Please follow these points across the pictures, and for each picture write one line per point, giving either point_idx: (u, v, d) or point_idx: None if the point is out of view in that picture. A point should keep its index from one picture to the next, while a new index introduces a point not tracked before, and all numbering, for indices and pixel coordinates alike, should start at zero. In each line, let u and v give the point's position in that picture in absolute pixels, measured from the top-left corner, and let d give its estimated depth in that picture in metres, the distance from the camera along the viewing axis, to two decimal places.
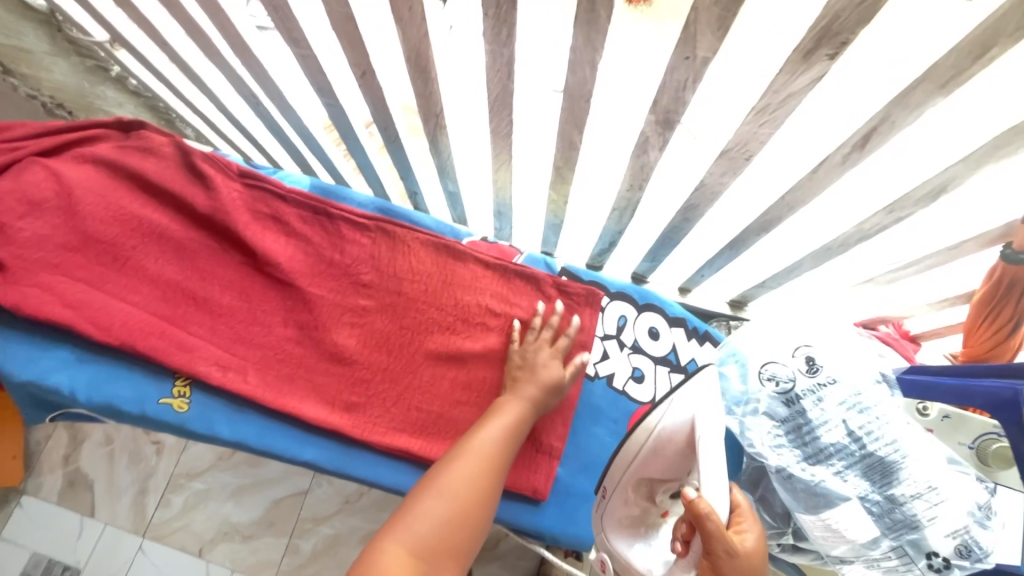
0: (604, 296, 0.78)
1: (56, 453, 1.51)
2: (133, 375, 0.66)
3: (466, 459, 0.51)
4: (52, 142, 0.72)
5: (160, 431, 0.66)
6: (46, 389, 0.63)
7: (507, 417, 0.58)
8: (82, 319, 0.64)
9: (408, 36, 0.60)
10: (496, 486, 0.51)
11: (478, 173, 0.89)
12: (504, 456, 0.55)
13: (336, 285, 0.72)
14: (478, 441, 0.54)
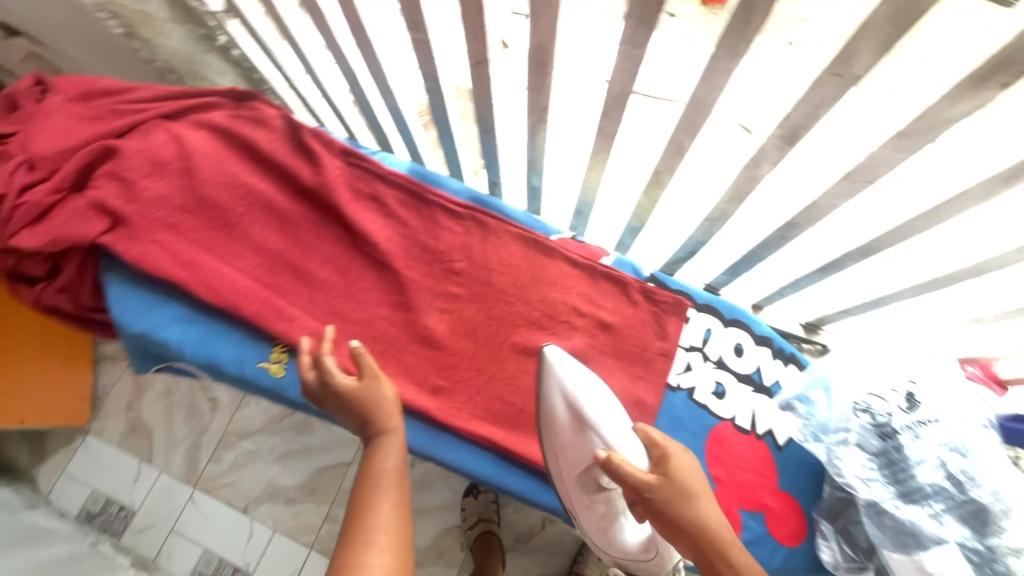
0: (690, 307, 0.77)
1: (120, 399, 1.60)
2: (234, 336, 0.68)
3: (365, 557, 0.46)
4: (172, 107, 0.75)
5: (254, 393, 0.69)
6: (156, 342, 0.66)
7: (379, 472, 0.53)
8: (194, 280, 0.67)
9: (537, 30, 0.60)
10: (398, 563, 0.47)
11: (568, 171, 0.88)
12: (395, 517, 0.50)
13: (429, 270, 0.74)
14: (360, 525, 0.48)
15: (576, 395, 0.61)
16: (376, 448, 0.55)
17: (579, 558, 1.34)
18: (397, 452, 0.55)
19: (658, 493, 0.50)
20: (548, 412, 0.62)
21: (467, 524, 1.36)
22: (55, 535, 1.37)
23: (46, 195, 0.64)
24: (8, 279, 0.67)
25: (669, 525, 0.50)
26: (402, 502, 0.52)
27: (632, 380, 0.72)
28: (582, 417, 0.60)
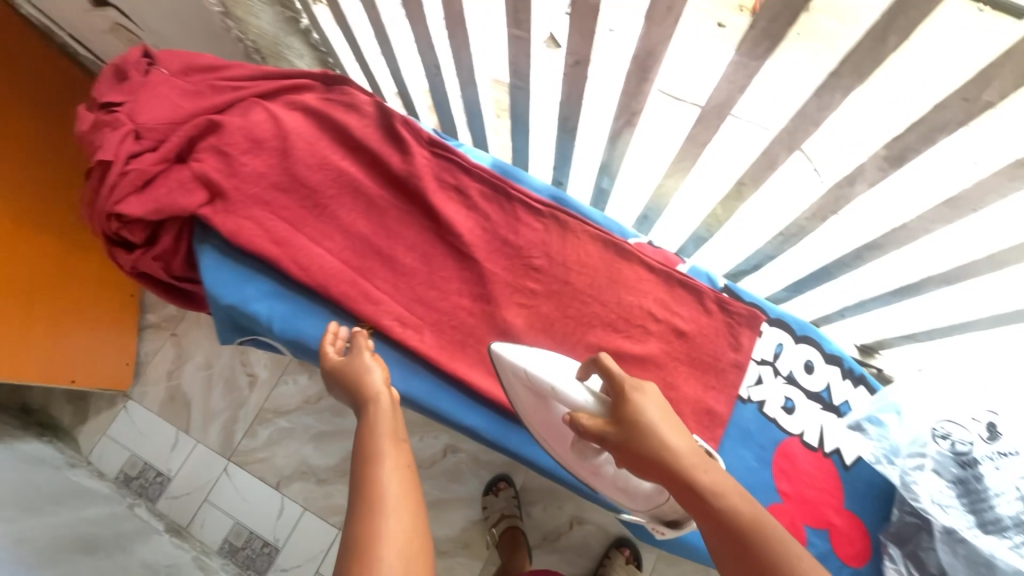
0: (764, 321, 0.77)
1: (161, 367, 1.63)
2: (320, 316, 0.70)
3: (377, 525, 0.48)
4: (269, 87, 0.76)
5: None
6: (245, 315, 0.68)
7: (373, 438, 0.55)
8: (286, 257, 0.69)
9: (648, 35, 0.60)
10: (412, 519, 0.49)
11: (643, 176, 0.88)
12: (398, 477, 0.52)
13: (509, 264, 0.74)
14: (366, 495, 0.50)
15: (528, 371, 0.65)
16: (366, 417, 0.57)
17: (605, 561, 1.34)
18: (388, 415, 0.58)
19: (614, 434, 0.53)
20: (515, 391, 0.67)
21: (490, 521, 1.37)
22: (95, 495, 1.41)
23: (152, 165, 0.67)
24: (108, 244, 0.69)
25: (637, 459, 0.51)
26: (402, 460, 0.54)
27: (704, 389, 0.73)
28: (540, 391, 0.64)
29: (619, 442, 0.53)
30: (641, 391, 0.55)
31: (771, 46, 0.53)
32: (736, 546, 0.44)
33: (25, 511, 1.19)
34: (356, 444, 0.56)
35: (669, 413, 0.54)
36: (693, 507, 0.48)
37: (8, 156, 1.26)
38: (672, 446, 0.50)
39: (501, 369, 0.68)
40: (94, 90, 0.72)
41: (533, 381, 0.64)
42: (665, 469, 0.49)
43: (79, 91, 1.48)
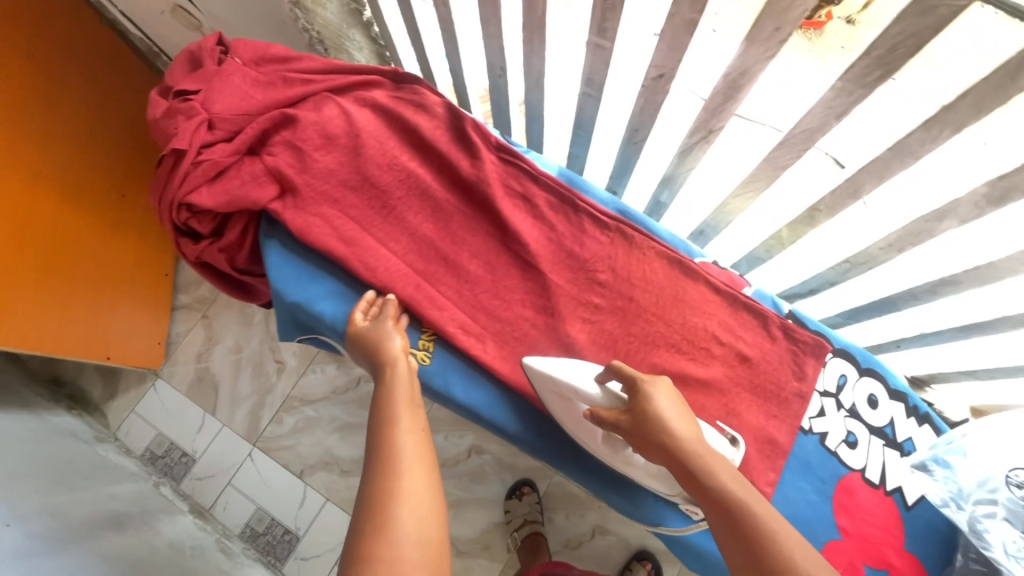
0: (830, 351, 0.75)
1: (191, 348, 1.65)
2: None
3: (392, 482, 0.53)
4: (340, 81, 0.75)
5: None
6: (309, 314, 0.68)
7: (390, 405, 0.60)
8: (354, 258, 0.68)
9: (745, 55, 0.59)
10: (423, 479, 0.55)
11: (708, 192, 0.86)
12: (412, 440, 0.57)
13: (574, 277, 0.73)
14: (383, 454, 0.56)
15: (554, 375, 0.64)
16: (384, 384, 0.62)
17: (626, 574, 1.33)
18: (405, 382, 0.62)
19: (625, 422, 0.60)
20: (548, 399, 0.67)
21: (512, 526, 1.36)
22: (123, 472, 1.42)
23: (225, 156, 0.66)
24: (176, 233, 0.69)
25: (647, 444, 0.58)
26: (415, 423, 0.59)
27: (765, 417, 0.71)
28: (568, 394, 0.64)
29: (632, 431, 0.59)
30: (653, 386, 0.60)
31: (883, 74, 0.52)
32: (727, 519, 0.51)
33: (58, 484, 1.21)
34: (375, 409, 0.61)
35: (676, 407, 0.59)
36: (692, 486, 0.55)
37: (60, 131, 1.27)
38: (677, 437, 0.56)
39: (531, 376, 0.67)
40: (168, 78, 0.71)
41: (561, 386, 0.64)
42: (671, 455, 0.56)
43: (128, 70, 1.48)
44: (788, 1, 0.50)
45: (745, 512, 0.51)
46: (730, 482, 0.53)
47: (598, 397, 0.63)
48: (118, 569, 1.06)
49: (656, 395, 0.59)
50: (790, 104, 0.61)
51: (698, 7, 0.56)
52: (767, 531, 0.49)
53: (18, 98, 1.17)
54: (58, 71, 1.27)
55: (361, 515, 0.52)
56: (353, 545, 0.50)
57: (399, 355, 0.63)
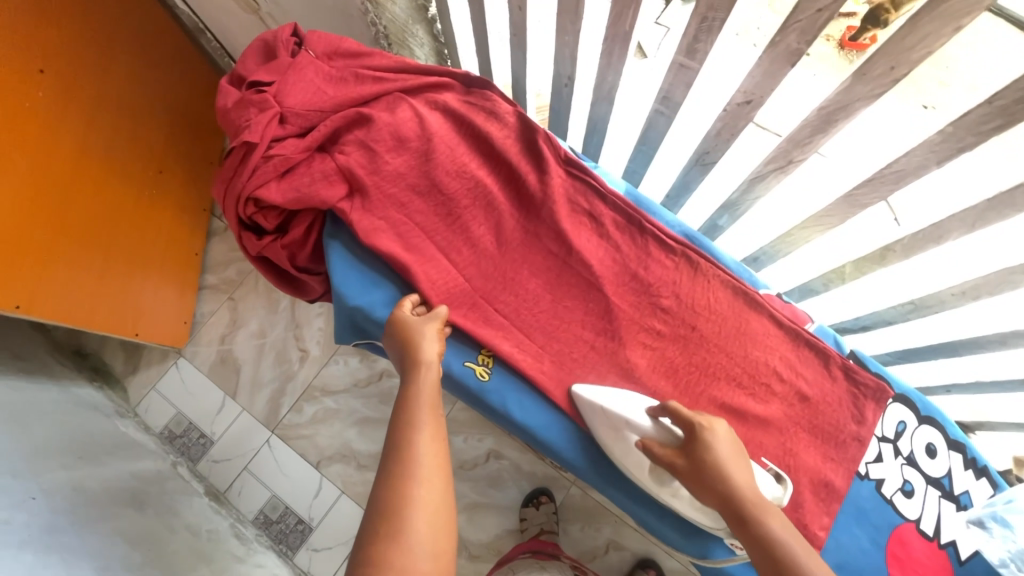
0: (891, 396, 0.73)
1: (216, 328, 1.64)
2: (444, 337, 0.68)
3: (409, 491, 0.52)
4: (411, 82, 0.73)
5: (451, 390, 0.69)
6: (369, 320, 0.67)
7: (414, 406, 0.58)
8: (418, 266, 0.67)
9: (848, 90, 0.58)
10: (439, 491, 0.53)
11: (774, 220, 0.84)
12: (431, 447, 0.56)
13: (636, 301, 0.72)
14: (401, 457, 0.54)
15: (606, 407, 0.64)
16: (410, 384, 0.60)
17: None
18: (432, 386, 0.60)
19: (682, 465, 0.59)
20: (595, 425, 0.66)
21: (527, 534, 1.33)
22: (142, 449, 1.42)
23: (296, 153, 0.65)
24: (239, 227, 0.67)
25: (703, 488, 0.58)
26: (437, 429, 0.58)
27: (822, 459, 0.70)
28: (619, 426, 0.64)
29: (687, 473, 0.59)
30: (714, 428, 0.59)
31: (1002, 125, 0.51)
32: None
33: (82, 458, 1.20)
34: (398, 407, 0.59)
35: (734, 452, 0.59)
36: (745, 537, 0.55)
37: (107, 99, 1.28)
38: (736, 486, 0.56)
39: (580, 406, 0.67)
40: (241, 67, 0.70)
41: (612, 417, 0.64)
42: (728, 502, 0.56)
43: (174, 46, 1.48)
44: (911, 42, 0.49)
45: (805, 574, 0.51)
46: (789, 539, 0.53)
47: (650, 430, 0.63)
48: (140, 550, 1.06)
49: (716, 438, 0.58)
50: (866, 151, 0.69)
51: (807, 38, 0.55)
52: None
53: (70, 66, 1.18)
54: (108, 41, 1.27)
55: (374, 516, 0.51)
56: (364, 546, 0.50)
57: (432, 358, 0.60)
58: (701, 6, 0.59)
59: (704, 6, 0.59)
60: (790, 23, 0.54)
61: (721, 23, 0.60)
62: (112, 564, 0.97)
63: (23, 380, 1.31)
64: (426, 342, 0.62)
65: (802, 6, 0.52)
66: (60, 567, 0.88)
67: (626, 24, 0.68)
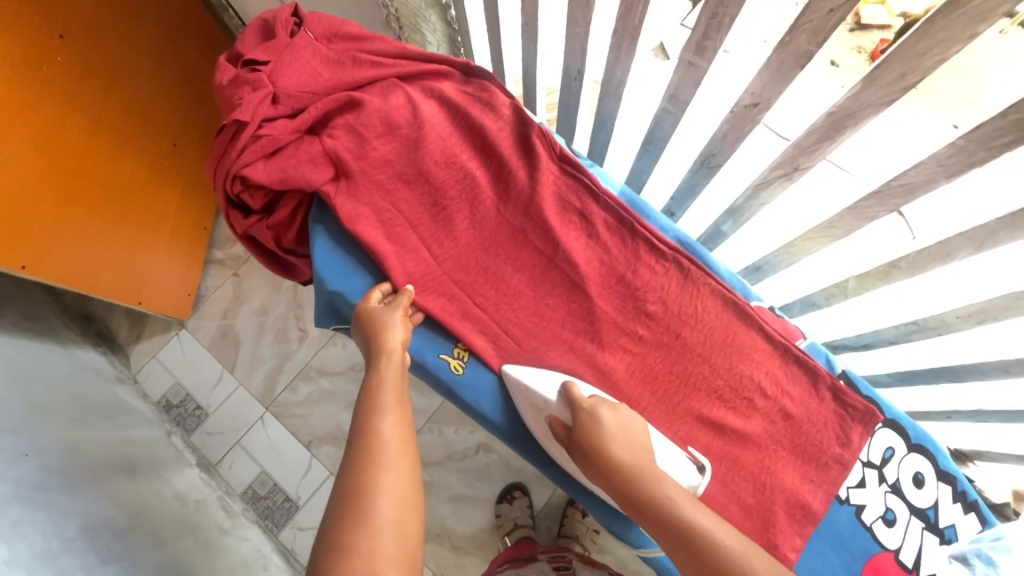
0: (880, 421, 0.70)
1: (219, 303, 1.67)
2: (423, 328, 0.69)
3: (374, 476, 0.52)
4: (408, 68, 0.72)
5: (424, 380, 0.70)
6: (349, 307, 0.67)
7: (378, 395, 0.59)
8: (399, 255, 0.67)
9: (858, 96, 0.54)
10: (403, 475, 0.53)
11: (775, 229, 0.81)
12: (395, 433, 0.56)
13: (620, 304, 0.70)
14: (366, 443, 0.54)
15: (527, 386, 0.65)
16: (374, 374, 0.60)
17: (564, 521, 1.35)
18: (396, 374, 0.61)
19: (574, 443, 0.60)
20: (522, 406, 0.68)
21: (502, 529, 1.35)
22: (139, 416, 1.45)
23: (285, 133, 0.65)
24: (226, 204, 0.67)
25: (597, 471, 0.58)
26: (402, 416, 0.58)
27: (801, 480, 0.68)
28: (540, 406, 0.65)
29: (577, 452, 0.60)
30: (603, 408, 0.60)
31: (1016, 140, 0.47)
32: (684, 551, 0.50)
33: (78, 421, 1.23)
34: (363, 398, 0.59)
35: (624, 428, 0.59)
36: (644, 516, 0.54)
37: (124, 68, 1.30)
38: (626, 465, 0.56)
39: (508, 385, 0.68)
40: (239, 45, 0.70)
41: (533, 397, 0.65)
42: (620, 483, 0.56)
43: (193, 20, 1.50)
44: (923, 48, 0.46)
45: (705, 540, 0.49)
46: (686, 507, 0.52)
47: (553, 409, 0.63)
48: (127, 514, 1.08)
49: (603, 417, 0.59)
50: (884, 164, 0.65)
51: (818, 39, 0.52)
52: (732, 555, 0.48)
53: (91, 33, 1.20)
54: (128, 8, 1.29)
55: (339, 505, 0.51)
56: (329, 536, 0.49)
57: (397, 347, 0.62)
58: (711, 1, 0.57)
59: (714, 1, 0.57)
60: (801, 22, 0.52)
61: (730, 20, 0.57)
62: (97, 526, 0.99)
63: (28, 341, 1.34)
64: (393, 331, 0.63)
65: (813, 4, 0.49)
66: (46, 524, 0.90)
67: (635, 18, 0.66)
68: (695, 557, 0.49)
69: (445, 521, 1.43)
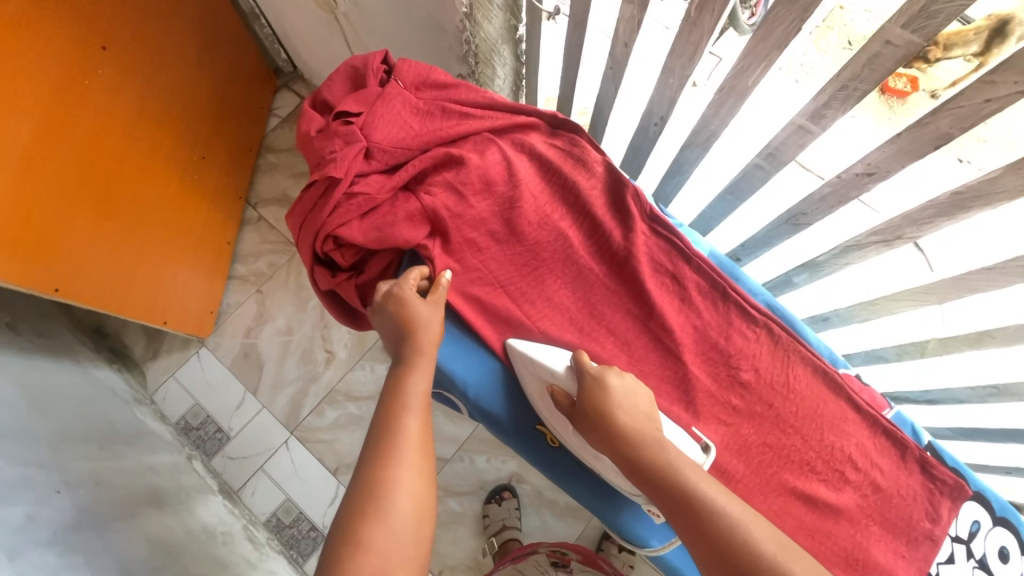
0: (969, 495, 0.69)
1: (242, 321, 1.62)
2: (515, 393, 0.69)
3: (393, 474, 0.52)
4: (501, 121, 0.70)
5: (515, 445, 0.70)
6: (444, 373, 0.66)
7: (406, 391, 0.59)
8: (512, 306, 0.68)
9: (995, 180, 0.55)
10: (423, 475, 0.54)
11: (860, 283, 0.86)
12: (418, 432, 0.56)
13: (714, 372, 0.69)
14: (387, 440, 0.55)
15: (534, 358, 0.63)
16: (403, 371, 0.60)
17: (600, 555, 1.36)
18: (425, 374, 0.60)
19: (580, 411, 0.60)
20: (527, 379, 0.66)
21: (490, 530, 1.37)
22: (160, 439, 1.40)
23: (380, 192, 0.62)
24: (312, 261, 0.65)
25: (601, 438, 0.58)
26: (424, 416, 0.58)
27: (894, 556, 0.67)
28: (545, 378, 0.64)
29: (581, 419, 0.59)
30: (612, 376, 0.60)
31: None
32: (683, 514, 0.51)
33: (102, 448, 1.18)
34: (389, 393, 0.60)
35: (631, 396, 0.59)
36: (643, 477, 0.54)
37: (160, 77, 1.27)
38: (631, 427, 0.56)
39: (513, 357, 0.66)
40: (327, 94, 0.67)
41: (539, 369, 0.64)
42: (622, 445, 0.56)
43: (227, 28, 1.49)
44: None
45: (707, 507, 0.50)
46: (689, 472, 0.53)
47: (559, 378, 0.62)
48: (161, 550, 1.03)
49: (611, 383, 0.59)
50: (964, 252, 0.71)
51: (963, 125, 0.54)
52: (732, 522, 0.49)
53: (130, 40, 1.18)
54: (166, 14, 1.27)
55: (357, 496, 0.52)
56: (343, 527, 0.50)
57: (425, 348, 0.61)
58: (843, 75, 0.59)
59: (847, 74, 0.59)
60: (948, 107, 0.53)
61: (861, 93, 0.60)
62: (135, 567, 0.94)
63: (45, 361, 1.28)
64: (426, 328, 0.62)
65: (969, 93, 0.51)
66: (84, 569, 0.85)
67: (749, 80, 0.68)
68: (693, 520, 0.50)
69: (476, 554, 1.40)
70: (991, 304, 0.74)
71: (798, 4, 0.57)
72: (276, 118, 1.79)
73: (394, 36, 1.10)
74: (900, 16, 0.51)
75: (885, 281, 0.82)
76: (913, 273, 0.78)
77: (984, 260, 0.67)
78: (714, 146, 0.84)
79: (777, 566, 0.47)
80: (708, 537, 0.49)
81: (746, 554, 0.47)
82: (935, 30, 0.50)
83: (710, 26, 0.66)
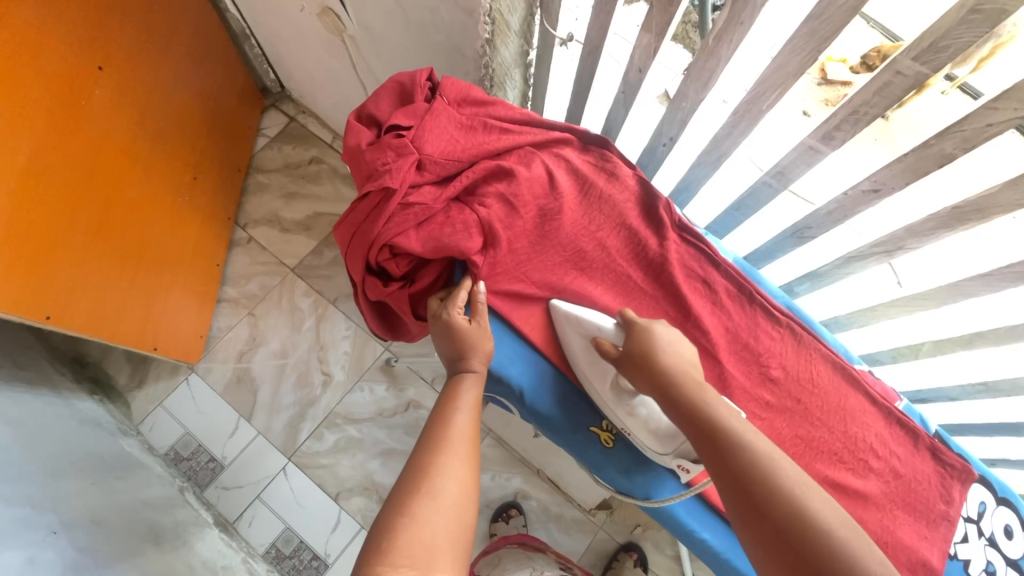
0: (974, 477, 0.75)
1: (233, 345, 1.57)
2: (566, 398, 0.70)
3: (444, 462, 0.54)
4: (540, 136, 0.74)
5: (569, 451, 0.71)
6: (497, 377, 0.68)
7: (457, 396, 0.61)
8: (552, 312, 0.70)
9: (993, 196, 0.63)
10: (470, 468, 0.55)
11: (855, 295, 0.95)
12: (467, 430, 0.58)
13: (747, 370, 0.73)
14: (439, 435, 0.57)
15: (579, 316, 0.67)
16: (456, 380, 0.63)
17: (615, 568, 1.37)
18: (477, 384, 0.63)
19: (626, 355, 0.63)
20: (567, 340, 0.69)
21: None
22: (151, 472, 1.31)
23: (435, 203, 0.65)
24: (364, 272, 0.67)
25: (643, 376, 0.61)
26: (473, 420, 0.60)
27: (918, 537, 0.71)
28: (590, 333, 0.67)
29: (628, 362, 0.63)
30: (657, 327, 0.65)
31: None
32: (711, 443, 0.55)
33: (94, 483, 1.10)
34: (442, 397, 0.62)
35: (675, 344, 0.63)
36: (679, 408, 0.58)
37: (156, 94, 1.26)
38: (676, 367, 0.60)
39: (557, 319, 0.69)
40: (375, 107, 0.69)
41: (586, 326, 0.67)
42: (664, 381, 0.60)
43: (221, 49, 1.50)
44: None
45: (735, 440, 0.54)
46: (726, 413, 0.57)
47: (607, 332, 0.66)
48: None
49: (658, 330, 0.63)
50: (933, 271, 0.82)
51: (965, 145, 0.62)
52: (757, 455, 0.53)
53: (127, 54, 1.16)
54: (166, 34, 1.27)
55: (408, 477, 0.53)
56: (393, 502, 0.51)
57: (480, 365, 0.64)
58: (854, 101, 0.66)
59: (859, 100, 0.66)
60: (953, 130, 0.61)
61: (869, 118, 0.67)
62: None
63: (27, 393, 1.20)
64: (478, 345, 0.64)
65: (972, 118, 0.59)
66: None
67: (765, 104, 0.74)
68: (722, 452, 0.54)
69: None
70: (958, 314, 0.84)
71: (815, 37, 0.63)
72: (265, 138, 1.78)
73: (402, 58, 1.12)
74: (912, 49, 0.58)
75: (866, 293, 0.93)
76: (882, 288, 0.90)
77: (946, 278, 0.80)
78: (722, 164, 0.90)
79: (798, 500, 0.50)
80: (733, 466, 0.53)
81: (764, 484, 0.51)
82: (943, 62, 0.58)
83: (724, 56, 0.72)
